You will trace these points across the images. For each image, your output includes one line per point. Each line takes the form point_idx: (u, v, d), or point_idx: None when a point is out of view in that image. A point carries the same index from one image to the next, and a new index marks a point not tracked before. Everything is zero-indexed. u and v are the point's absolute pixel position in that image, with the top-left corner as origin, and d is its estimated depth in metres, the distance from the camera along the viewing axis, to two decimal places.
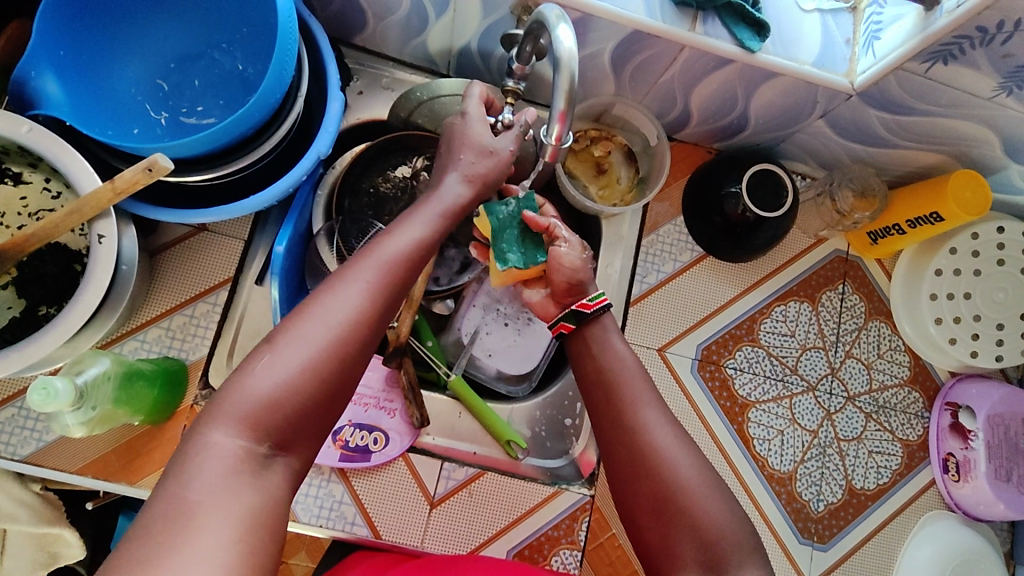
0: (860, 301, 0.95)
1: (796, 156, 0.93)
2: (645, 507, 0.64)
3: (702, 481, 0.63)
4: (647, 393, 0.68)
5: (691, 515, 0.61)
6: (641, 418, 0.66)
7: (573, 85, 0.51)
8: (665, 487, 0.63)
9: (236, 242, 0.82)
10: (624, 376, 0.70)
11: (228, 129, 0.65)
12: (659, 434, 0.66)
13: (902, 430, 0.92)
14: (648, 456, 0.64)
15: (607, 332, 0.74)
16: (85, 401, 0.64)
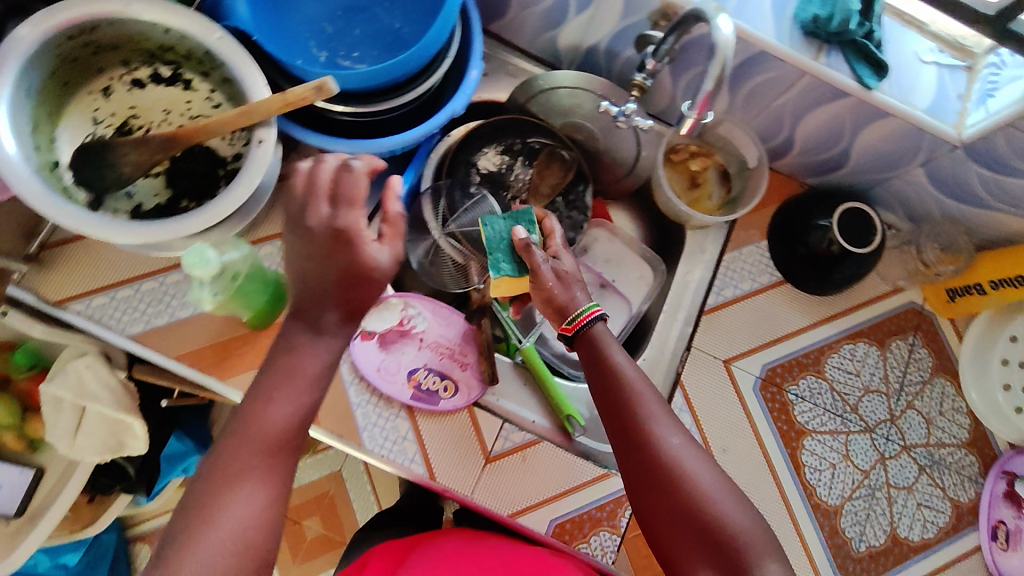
0: (928, 355, 0.96)
1: (887, 203, 0.96)
2: (665, 520, 0.65)
3: (722, 491, 0.66)
4: (658, 410, 0.69)
5: (716, 521, 0.63)
6: (655, 432, 0.67)
7: (725, 70, 0.56)
8: (659, 460, 0.66)
9: (353, 183, 0.89)
10: (633, 391, 0.70)
11: (385, 72, 0.71)
12: (674, 448, 0.67)
13: (953, 490, 0.92)
14: (667, 468, 0.66)
15: (610, 344, 0.73)
16: (216, 280, 0.69)
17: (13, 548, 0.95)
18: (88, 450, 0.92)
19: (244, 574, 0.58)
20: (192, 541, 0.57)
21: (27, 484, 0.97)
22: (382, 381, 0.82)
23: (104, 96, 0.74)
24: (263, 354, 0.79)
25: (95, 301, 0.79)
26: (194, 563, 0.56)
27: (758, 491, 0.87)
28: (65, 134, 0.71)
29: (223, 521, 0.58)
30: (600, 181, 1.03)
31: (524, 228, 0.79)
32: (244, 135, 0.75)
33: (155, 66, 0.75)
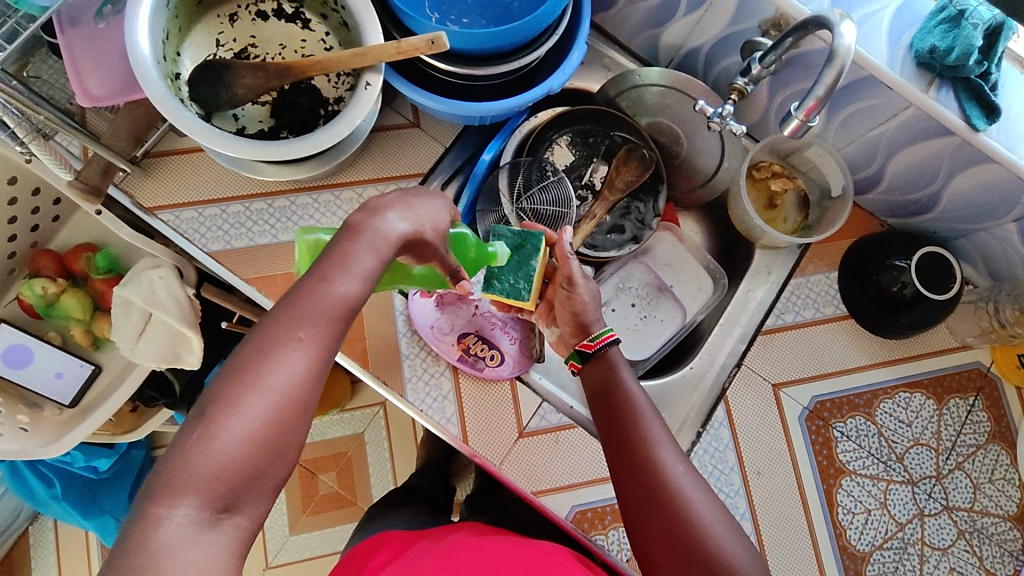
0: (986, 420, 0.91)
1: (969, 255, 0.93)
2: (660, 546, 0.63)
3: (722, 521, 0.63)
4: (662, 434, 0.67)
5: (712, 550, 0.61)
6: (657, 455, 0.66)
7: (839, 76, 0.61)
8: (657, 482, 0.64)
9: (436, 146, 0.91)
10: (638, 413, 0.69)
11: (494, 38, 0.73)
12: (674, 471, 0.65)
13: (991, 562, 0.88)
14: (665, 492, 0.64)
15: (622, 365, 0.74)
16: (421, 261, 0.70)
17: (61, 434, 1.00)
18: (147, 354, 0.97)
19: None
20: None
21: (85, 378, 1.02)
22: (433, 338, 0.83)
23: (229, 23, 0.80)
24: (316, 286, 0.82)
25: (184, 214, 0.84)
26: (246, 378, 0.50)
27: (787, 518, 0.85)
28: (189, 50, 0.77)
29: None
30: (673, 187, 1.03)
31: (527, 250, 0.73)
32: (349, 81, 0.80)
33: (280, 2, 0.81)
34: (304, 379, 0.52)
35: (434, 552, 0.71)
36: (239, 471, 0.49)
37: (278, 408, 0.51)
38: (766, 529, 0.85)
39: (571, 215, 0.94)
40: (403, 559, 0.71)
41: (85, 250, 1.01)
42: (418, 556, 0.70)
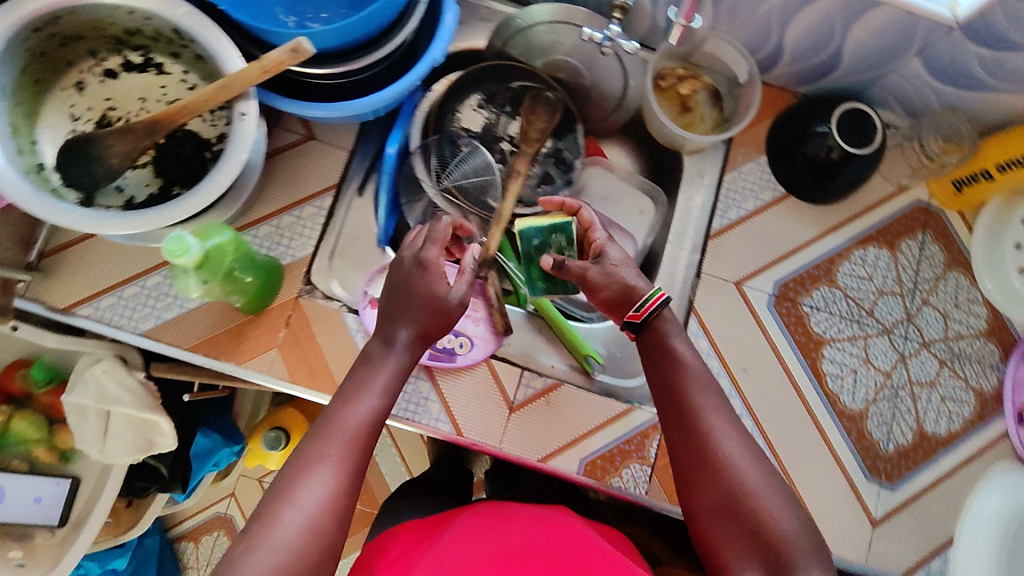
0: (939, 251, 0.95)
1: (884, 100, 0.93)
2: (709, 507, 0.65)
3: (769, 489, 0.64)
4: (713, 401, 0.69)
5: (755, 511, 0.62)
6: (708, 420, 0.67)
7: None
8: (707, 444, 0.66)
9: (340, 152, 0.87)
10: (689, 380, 0.70)
11: (358, 26, 0.69)
12: (724, 437, 0.66)
13: (976, 379, 0.92)
14: (715, 457, 0.66)
15: (672, 333, 0.74)
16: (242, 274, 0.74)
17: (60, 557, 0.96)
18: (119, 453, 0.93)
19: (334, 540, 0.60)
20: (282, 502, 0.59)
21: (65, 494, 0.98)
22: None
23: (78, 92, 0.75)
24: (255, 340, 0.79)
25: (103, 302, 0.79)
26: None
27: (781, 404, 0.88)
28: (45, 134, 0.72)
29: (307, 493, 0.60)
30: (586, 121, 1.01)
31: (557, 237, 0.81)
32: (226, 115, 0.75)
33: (124, 54, 0.75)
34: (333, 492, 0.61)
35: (447, 537, 0.70)
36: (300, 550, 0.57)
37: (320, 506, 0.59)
38: (767, 421, 0.87)
39: (497, 179, 0.91)
40: (419, 543, 0.70)
41: (17, 368, 0.94)
42: (436, 541, 0.69)
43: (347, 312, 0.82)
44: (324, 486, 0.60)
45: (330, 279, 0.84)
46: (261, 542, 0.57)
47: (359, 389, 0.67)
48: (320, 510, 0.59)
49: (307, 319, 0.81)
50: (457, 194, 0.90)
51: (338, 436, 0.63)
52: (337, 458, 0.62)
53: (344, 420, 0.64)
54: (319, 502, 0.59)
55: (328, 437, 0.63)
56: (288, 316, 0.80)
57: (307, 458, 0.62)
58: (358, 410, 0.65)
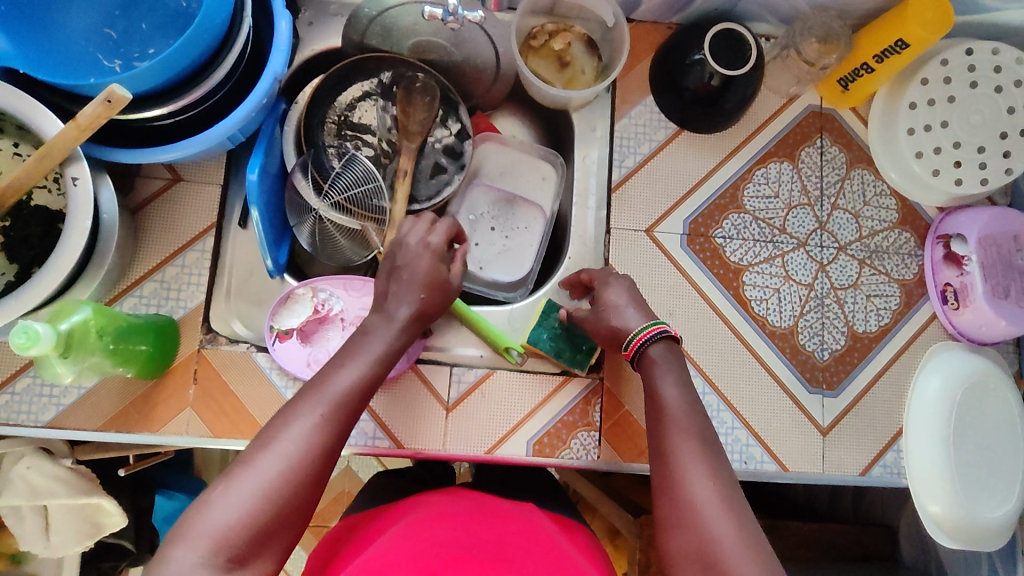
0: (840, 152, 0.94)
1: (756, 14, 0.91)
2: (678, 554, 0.59)
3: (738, 536, 0.57)
4: (693, 446, 0.63)
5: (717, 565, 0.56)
6: (684, 468, 0.62)
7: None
8: (682, 488, 0.61)
9: (212, 188, 0.82)
10: (671, 427, 0.65)
11: (178, 56, 0.64)
12: (700, 486, 0.60)
13: (897, 271, 0.92)
14: (689, 504, 0.60)
15: (659, 373, 0.70)
16: (136, 354, 0.70)
17: None
18: (68, 544, 0.90)
19: (293, 511, 0.56)
20: (258, 456, 0.56)
21: None
22: None
23: None
24: (170, 401, 0.77)
25: None
26: None
27: (713, 339, 0.87)
28: None
29: (285, 445, 0.57)
30: (471, 96, 0.96)
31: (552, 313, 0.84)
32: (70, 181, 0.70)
33: None
34: (314, 441, 0.58)
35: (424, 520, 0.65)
36: (274, 502, 0.54)
37: (292, 466, 0.56)
38: (703, 359, 0.87)
39: (386, 182, 0.86)
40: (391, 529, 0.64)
41: None
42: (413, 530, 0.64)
43: (256, 351, 0.79)
44: (301, 438, 0.57)
45: (232, 320, 0.81)
46: (235, 484, 0.55)
47: (347, 357, 0.65)
48: (297, 459, 0.56)
49: (216, 369, 0.78)
50: (350, 204, 0.84)
51: (319, 398, 0.60)
52: (323, 419, 0.59)
53: (333, 385, 0.62)
54: (290, 454, 0.56)
55: (313, 396, 0.61)
56: (197, 371, 0.78)
57: (289, 413, 0.59)
58: (345, 375, 0.62)
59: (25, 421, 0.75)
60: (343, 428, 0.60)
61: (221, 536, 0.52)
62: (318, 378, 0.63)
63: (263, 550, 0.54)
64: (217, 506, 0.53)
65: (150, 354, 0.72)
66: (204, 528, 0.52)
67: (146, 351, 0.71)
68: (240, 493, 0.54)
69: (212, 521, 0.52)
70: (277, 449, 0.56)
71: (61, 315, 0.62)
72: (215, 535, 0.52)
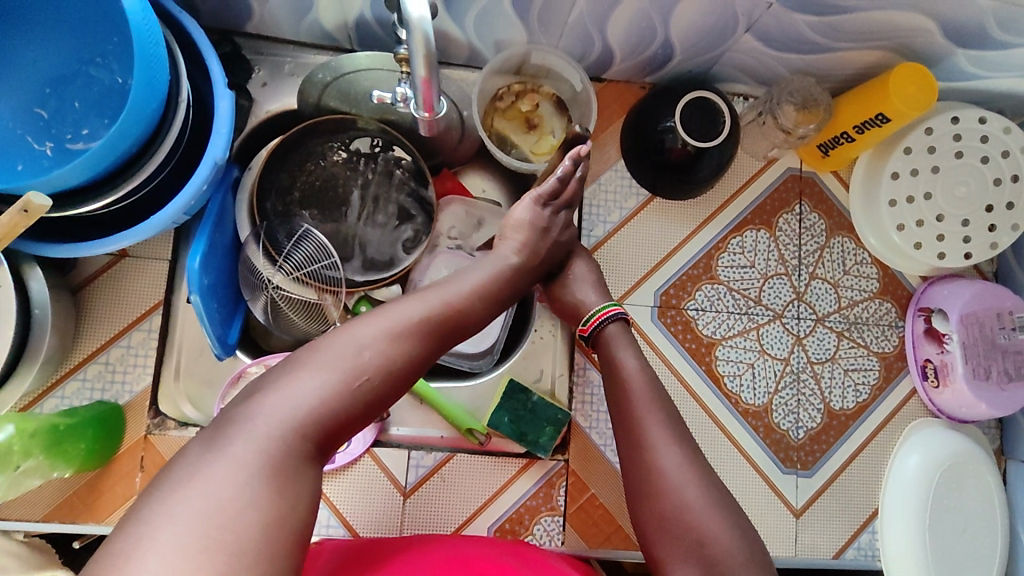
0: (819, 218, 0.90)
1: (732, 76, 0.86)
2: (652, 522, 0.61)
3: (708, 504, 0.60)
4: (659, 417, 0.65)
5: (696, 537, 0.58)
6: (651, 445, 0.63)
7: (428, 42, 0.47)
8: (650, 462, 0.63)
9: (160, 264, 0.79)
10: (636, 399, 0.66)
11: (106, 151, 0.60)
12: (671, 457, 0.62)
13: (877, 344, 0.89)
14: (658, 476, 0.62)
15: (618, 348, 0.71)
16: (69, 459, 0.68)
17: None
18: None
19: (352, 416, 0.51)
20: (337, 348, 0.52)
21: None
22: None
23: None
24: (114, 489, 0.74)
25: None
26: None
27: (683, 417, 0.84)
28: None
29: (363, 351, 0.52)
30: (437, 154, 0.90)
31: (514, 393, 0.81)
32: None
33: None
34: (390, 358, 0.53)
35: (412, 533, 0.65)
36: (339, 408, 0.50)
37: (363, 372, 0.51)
38: None
39: (358, 250, 0.85)
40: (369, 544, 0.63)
41: None
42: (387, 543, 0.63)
43: None
44: (398, 339, 0.54)
45: (181, 402, 0.77)
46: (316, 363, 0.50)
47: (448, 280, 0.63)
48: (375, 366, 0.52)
49: (163, 455, 0.76)
50: (306, 277, 0.81)
51: (404, 317, 0.56)
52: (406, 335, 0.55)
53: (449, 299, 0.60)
54: (388, 346, 0.53)
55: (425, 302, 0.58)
56: (143, 458, 0.75)
57: (392, 309, 0.56)
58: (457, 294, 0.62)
59: None
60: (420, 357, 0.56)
61: (310, 411, 0.48)
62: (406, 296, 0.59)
63: (351, 426, 0.51)
64: (308, 374, 0.49)
65: (85, 457, 0.70)
66: (289, 398, 0.48)
67: (85, 454, 0.70)
68: (337, 363, 0.51)
69: (302, 391, 0.49)
70: (362, 345, 0.52)
71: None
72: (314, 395, 0.49)
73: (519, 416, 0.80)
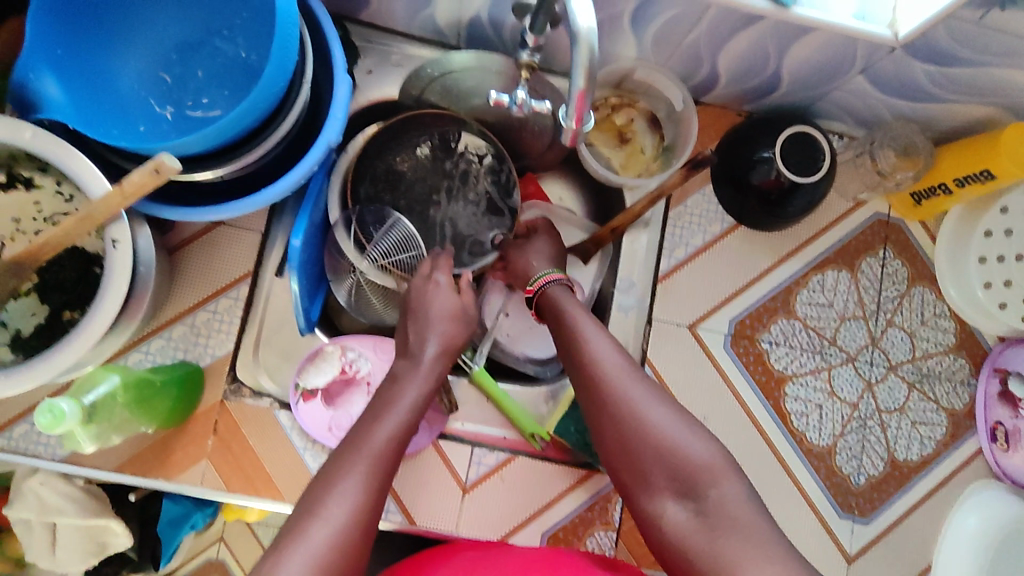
0: (902, 266, 0.89)
1: (833, 114, 0.86)
2: (617, 450, 0.58)
3: (666, 418, 0.58)
4: (605, 348, 0.63)
5: (667, 456, 0.56)
6: (607, 374, 0.61)
7: (591, 60, 0.50)
8: (596, 391, 0.60)
9: (253, 235, 0.80)
10: (579, 335, 0.64)
11: (233, 124, 0.62)
12: (619, 381, 0.60)
13: (947, 399, 0.88)
14: (610, 402, 0.59)
15: (563, 301, 0.69)
16: (155, 417, 0.70)
17: None
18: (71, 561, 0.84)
19: None
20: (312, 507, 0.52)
21: None
22: (335, 441, 0.77)
23: None
24: (188, 449, 0.76)
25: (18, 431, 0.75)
26: None
27: (746, 448, 0.83)
28: None
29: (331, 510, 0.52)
30: (525, 157, 0.92)
31: None
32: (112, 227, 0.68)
33: None
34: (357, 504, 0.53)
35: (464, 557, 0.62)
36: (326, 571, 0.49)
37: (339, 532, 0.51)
38: None
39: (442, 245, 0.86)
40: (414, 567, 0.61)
41: None
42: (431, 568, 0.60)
43: (279, 409, 0.79)
44: (350, 502, 0.52)
45: (259, 373, 0.79)
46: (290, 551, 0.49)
47: (383, 413, 0.61)
48: (348, 522, 0.52)
49: (237, 422, 0.77)
50: (389, 264, 0.82)
51: (361, 456, 0.56)
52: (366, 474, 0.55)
53: (374, 437, 0.58)
54: (342, 524, 0.51)
55: (354, 453, 0.56)
56: (218, 422, 0.77)
57: (331, 476, 0.54)
58: (386, 427, 0.59)
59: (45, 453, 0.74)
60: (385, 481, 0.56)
61: None
62: (351, 436, 0.58)
63: None
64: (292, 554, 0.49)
65: (166, 419, 0.72)
66: None
67: (172, 410, 0.72)
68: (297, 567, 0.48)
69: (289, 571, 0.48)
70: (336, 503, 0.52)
71: (86, 387, 0.66)
72: None
73: None
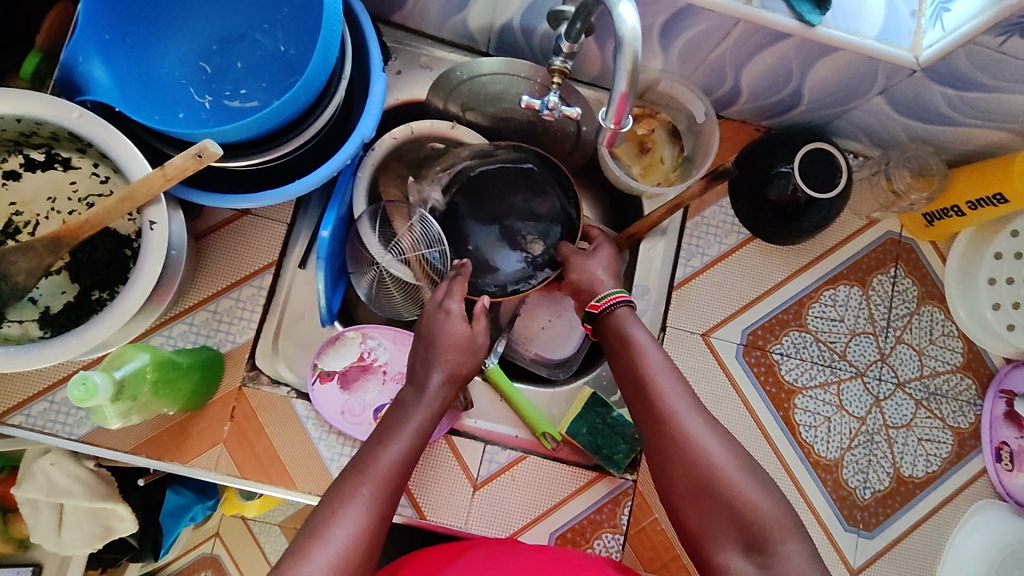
0: (912, 285, 0.91)
1: (850, 133, 0.89)
2: (682, 491, 0.59)
3: (734, 464, 0.59)
4: (675, 386, 0.64)
5: (733, 504, 0.57)
6: (674, 417, 0.62)
7: (635, 65, 0.53)
8: (663, 430, 0.62)
9: (278, 226, 0.82)
10: (648, 369, 0.65)
11: (274, 115, 0.63)
12: (691, 424, 0.61)
13: (953, 417, 0.89)
14: (681, 444, 0.60)
15: (628, 326, 0.70)
16: (174, 398, 0.71)
17: None
18: (76, 544, 0.84)
19: None
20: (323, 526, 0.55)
21: None
22: (347, 425, 0.78)
23: None
24: (204, 434, 0.77)
25: (35, 408, 0.75)
26: None
27: (755, 457, 0.84)
28: None
29: (337, 531, 0.55)
30: None
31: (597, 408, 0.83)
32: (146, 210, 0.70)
33: (25, 152, 0.68)
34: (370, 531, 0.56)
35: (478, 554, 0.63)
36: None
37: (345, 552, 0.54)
38: None
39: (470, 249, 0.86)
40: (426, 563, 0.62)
41: None
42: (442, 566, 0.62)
43: (296, 398, 0.79)
44: (355, 522, 0.55)
45: (278, 362, 0.80)
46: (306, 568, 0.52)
47: (388, 435, 0.64)
48: (354, 540, 0.55)
49: (254, 409, 0.78)
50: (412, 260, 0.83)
51: (371, 483, 0.59)
52: (374, 499, 0.57)
53: (378, 462, 0.61)
54: (349, 545, 0.54)
55: (365, 479, 0.59)
56: (235, 408, 0.78)
57: (336, 503, 0.57)
58: (391, 451, 0.62)
59: (63, 432, 0.75)
60: (389, 498, 0.59)
61: None
62: (364, 459, 0.61)
63: None
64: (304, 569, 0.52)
65: (185, 400, 0.73)
66: None
67: (193, 390, 0.73)
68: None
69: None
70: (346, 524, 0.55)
71: (118, 363, 0.66)
72: None
73: (597, 430, 0.82)
